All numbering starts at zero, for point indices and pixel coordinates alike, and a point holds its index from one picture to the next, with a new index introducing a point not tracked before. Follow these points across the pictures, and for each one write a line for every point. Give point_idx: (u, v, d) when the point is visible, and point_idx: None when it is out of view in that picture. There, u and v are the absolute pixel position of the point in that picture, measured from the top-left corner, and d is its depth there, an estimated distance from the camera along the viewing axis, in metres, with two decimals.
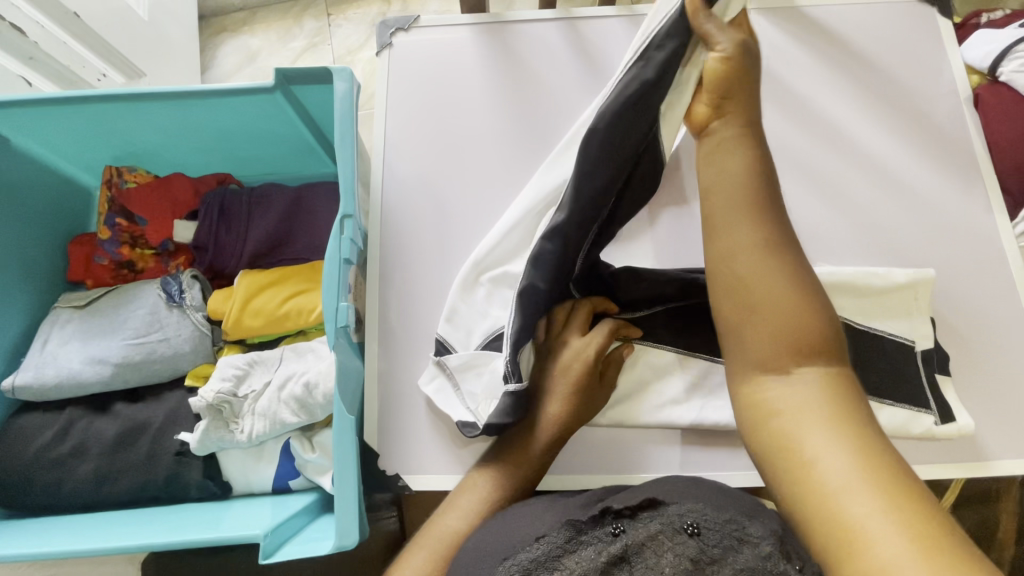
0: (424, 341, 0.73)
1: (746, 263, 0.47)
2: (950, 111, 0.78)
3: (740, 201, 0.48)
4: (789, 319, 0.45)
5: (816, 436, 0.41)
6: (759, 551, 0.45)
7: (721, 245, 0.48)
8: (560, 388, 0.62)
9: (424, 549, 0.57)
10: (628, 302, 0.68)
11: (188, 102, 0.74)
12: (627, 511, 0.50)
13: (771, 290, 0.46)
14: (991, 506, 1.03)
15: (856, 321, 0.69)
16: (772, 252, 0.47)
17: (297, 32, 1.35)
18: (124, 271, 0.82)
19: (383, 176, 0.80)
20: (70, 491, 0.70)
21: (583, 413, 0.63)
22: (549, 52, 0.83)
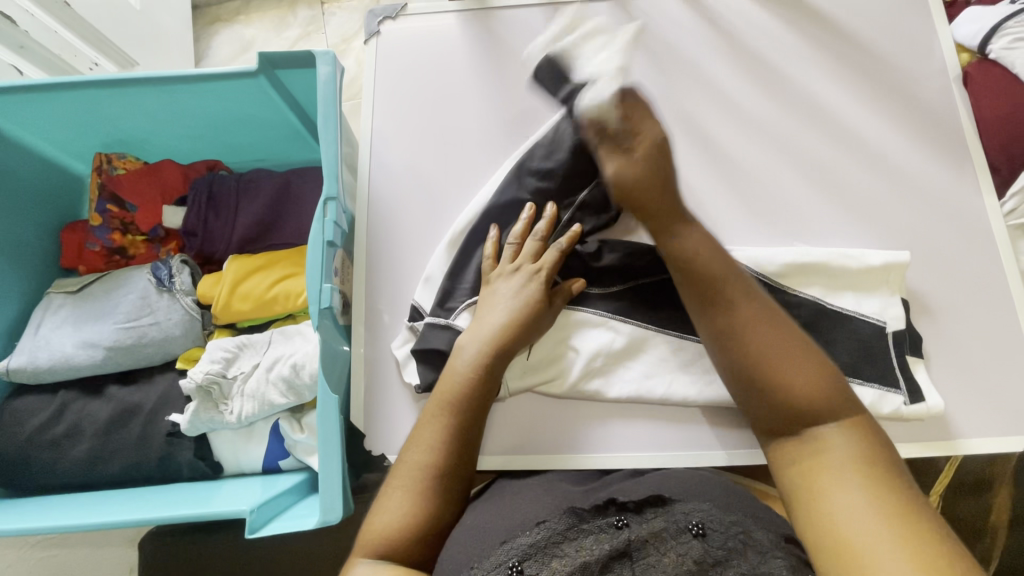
0: (401, 313, 0.74)
1: (760, 339, 0.53)
2: (939, 90, 0.77)
3: (730, 290, 0.57)
4: (804, 386, 0.50)
5: (845, 487, 0.44)
6: (762, 558, 0.46)
7: (726, 323, 0.55)
8: (510, 302, 0.65)
9: (399, 489, 0.56)
10: (601, 273, 0.71)
11: (174, 87, 0.75)
12: (631, 505, 0.53)
13: (783, 363, 0.51)
14: (984, 493, 1.03)
15: (828, 302, 0.69)
16: (781, 330, 0.53)
17: (291, 21, 1.35)
18: (116, 257, 0.83)
19: (369, 162, 0.80)
20: (64, 471, 0.71)
21: (535, 330, 0.65)
22: (535, 36, 0.83)
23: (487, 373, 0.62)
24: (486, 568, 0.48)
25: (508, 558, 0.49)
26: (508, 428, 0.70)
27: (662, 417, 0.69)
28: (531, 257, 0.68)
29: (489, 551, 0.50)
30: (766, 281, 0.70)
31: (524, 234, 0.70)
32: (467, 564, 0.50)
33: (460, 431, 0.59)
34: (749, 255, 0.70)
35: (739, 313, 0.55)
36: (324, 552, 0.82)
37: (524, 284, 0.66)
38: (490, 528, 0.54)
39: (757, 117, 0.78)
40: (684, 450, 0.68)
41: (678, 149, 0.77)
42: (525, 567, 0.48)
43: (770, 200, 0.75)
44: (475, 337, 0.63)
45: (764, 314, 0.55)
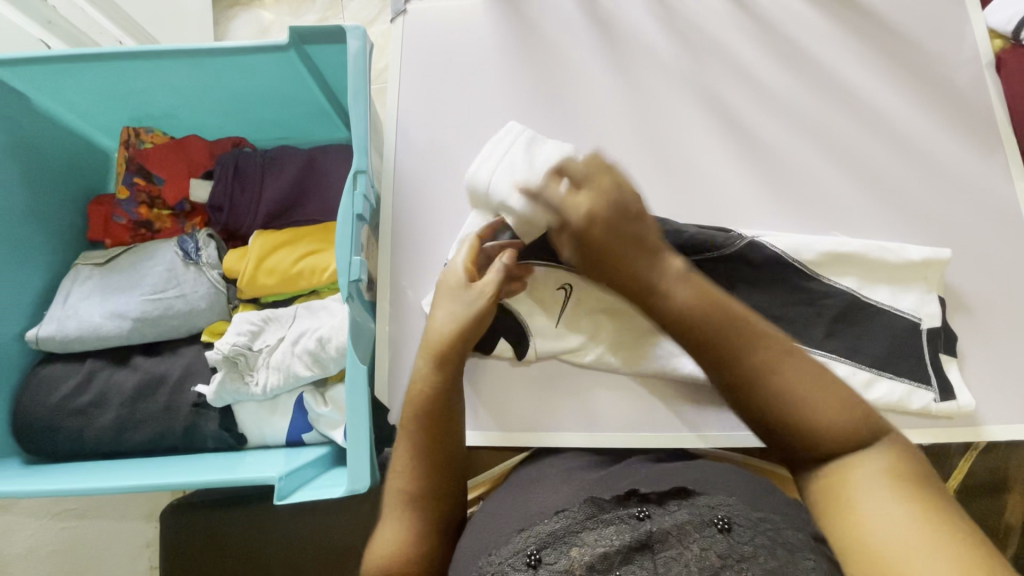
0: (426, 288, 0.74)
1: (792, 378, 0.45)
2: (972, 78, 0.77)
3: (718, 321, 0.49)
4: (829, 411, 0.44)
5: (870, 493, 0.41)
6: (793, 560, 0.43)
7: (733, 373, 0.47)
8: (443, 295, 0.62)
9: (390, 515, 0.55)
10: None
11: (204, 60, 0.75)
12: (654, 498, 0.52)
13: (800, 403, 0.44)
14: (999, 494, 1.02)
15: (862, 293, 0.69)
16: (787, 358, 0.46)
17: (310, 5, 1.35)
18: (142, 230, 0.84)
19: (396, 140, 0.80)
20: (93, 439, 0.72)
21: (474, 318, 0.60)
22: (561, 18, 0.83)
23: (437, 376, 0.58)
24: (504, 554, 0.48)
25: (527, 545, 0.48)
26: (532, 404, 0.70)
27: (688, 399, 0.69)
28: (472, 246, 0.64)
29: (507, 540, 0.50)
30: (802, 268, 0.69)
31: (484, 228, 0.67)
32: (484, 553, 0.50)
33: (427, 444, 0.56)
34: (785, 241, 0.69)
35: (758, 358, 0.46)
36: (343, 528, 0.82)
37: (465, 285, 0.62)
38: (508, 520, 0.53)
39: (786, 102, 0.77)
40: (707, 432, 0.68)
41: (706, 133, 0.77)
42: (543, 555, 0.47)
43: (798, 186, 0.74)
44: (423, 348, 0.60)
45: (778, 349, 0.47)
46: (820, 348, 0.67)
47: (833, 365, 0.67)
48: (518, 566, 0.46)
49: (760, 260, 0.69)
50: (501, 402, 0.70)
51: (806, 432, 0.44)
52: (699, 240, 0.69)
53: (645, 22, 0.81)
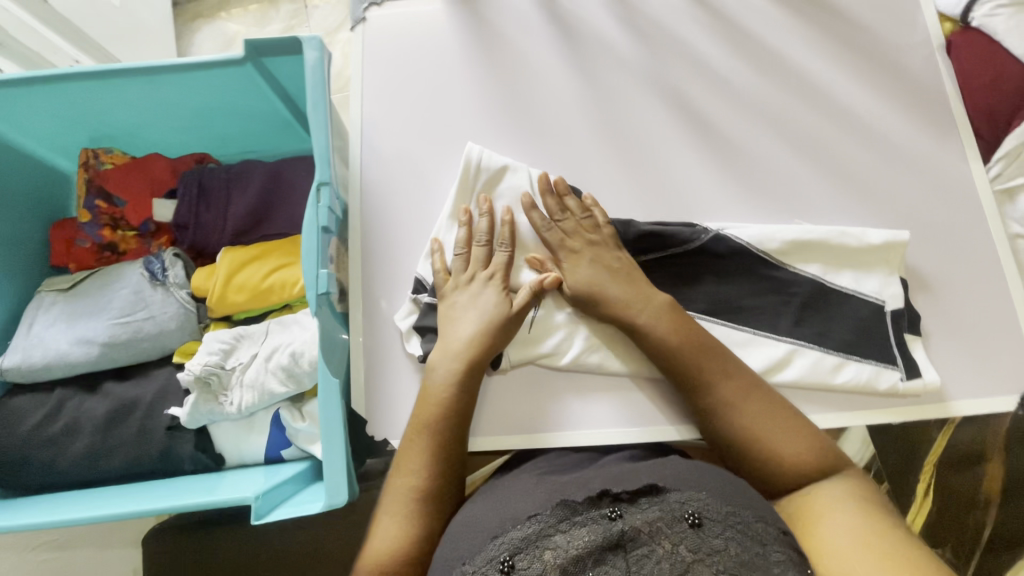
0: (397, 292, 0.74)
1: (747, 414, 0.60)
2: (925, 60, 0.78)
3: (709, 365, 0.62)
4: (787, 442, 0.58)
5: (839, 511, 0.52)
6: (761, 551, 0.46)
7: (714, 402, 0.61)
8: (471, 312, 0.67)
9: (394, 514, 0.58)
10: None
11: (160, 77, 0.74)
12: (626, 496, 0.51)
13: (767, 421, 0.59)
14: (980, 463, 1.03)
15: (827, 280, 0.70)
16: (763, 400, 0.61)
17: (273, 15, 1.33)
18: (107, 253, 0.82)
19: (361, 148, 0.80)
20: (65, 469, 0.71)
21: (502, 337, 0.66)
22: (522, 19, 0.83)
23: (463, 385, 0.63)
24: (478, 563, 0.48)
25: (501, 554, 0.48)
26: (515, 411, 0.70)
27: (666, 389, 0.69)
28: (502, 269, 0.70)
29: (481, 547, 0.50)
30: (764, 256, 0.70)
31: (469, 241, 0.71)
32: (461, 559, 0.51)
33: (442, 446, 0.61)
34: (748, 232, 0.70)
35: (729, 390, 0.61)
36: (330, 541, 0.82)
37: (485, 292, 0.68)
38: (484, 524, 0.53)
39: (747, 94, 0.78)
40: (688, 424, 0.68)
41: (669, 127, 0.77)
42: (516, 561, 0.47)
43: (761, 175, 0.76)
44: (445, 353, 0.65)
45: (746, 388, 0.61)
46: (788, 335, 0.69)
47: (802, 352, 0.68)
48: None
49: (723, 251, 0.70)
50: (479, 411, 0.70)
51: (772, 450, 0.58)
52: (665, 235, 0.70)
53: (605, 21, 0.82)
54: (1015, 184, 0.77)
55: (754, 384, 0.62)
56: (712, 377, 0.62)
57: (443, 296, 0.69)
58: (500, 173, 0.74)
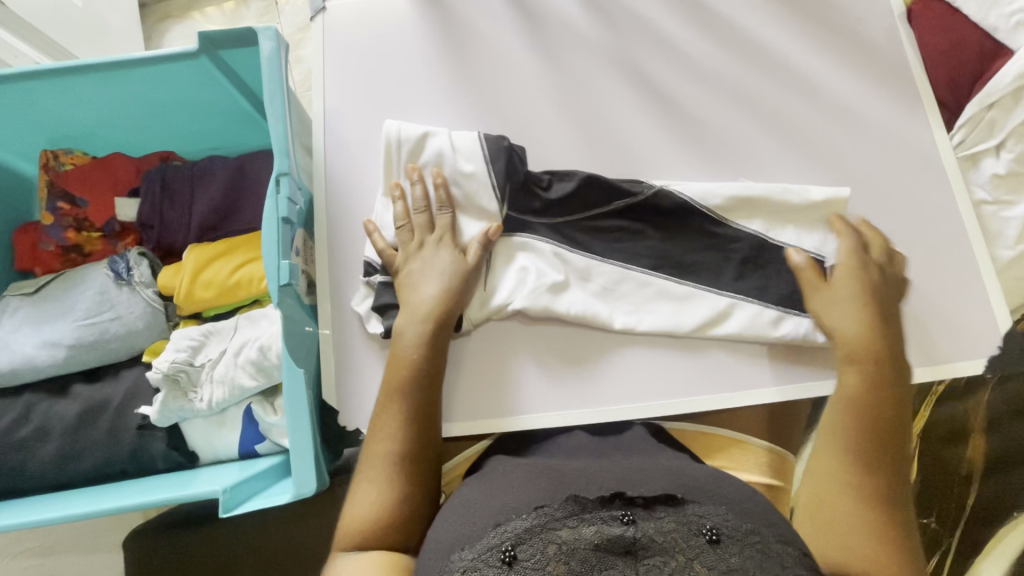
0: (354, 273, 0.74)
1: (867, 493, 0.55)
2: (887, 30, 0.78)
3: (869, 431, 0.58)
4: (879, 538, 0.52)
5: None
6: (780, 571, 0.44)
7: (854, 457, 0.57)
8: (432, 272, 0.67)
9: (371, 483, 0.56)
10: (554, 209, 0.72)
11: (116, 74, 0.73)
12: (640, 501, 0.49)
13: (875, 508, 0.54)
14: (959, 443, 1.01)
15: (770, 236, 0.71)
16: (889, 504, 0.54)
17: (244, 13, 1.31)
18: (73, 255, 0.81)
19: (325, 139, 0.79)
20: (35, 472, 0.70)
21: (459, 294, 0.66)
22: (484, 4, 0.82)
23: (428, 339, 0.63)
24: (477, 550, 0.46)
25: (500, 544, 0.46)
26: (489, 393, 0.70)
27: (636, 367, 0.70)
28: (451, 230, 0.69)
29: (481, 534, 0.48)
30: (708, 213, 0.71)
31: (407, 213, 0.70)
32: (458, 545, 0.48)
33: (416, 407, 0.60)
34: (692, 187, 0.71)
35: (876, 468, 0.56)
36: (309, 535, 0.82)
37: (439, 253, 0.68)
38: (479, 515, 0.51)
39: (710, 70, 0.78)
40: (655, 402, 0.69)
41: (633, 106, 0.77)
42: (518, 551, 0.45)
43: (726, 151, 0.76)
44: (413, 315, 0.64)
45: (888, 484, 0.56)
46: (729, 289, 0.70)
47: (742, 305, 0.69)
48: (492, 564, 0.44)
49: (670, 206, 0.71)
50: (451, 394, 0.69)
51: (855, 527, 0.53)
52: (611, 190, 0.71)
53: (567, 3, 0.81)
54: (977, 150, 0.76)
55: (896, 488, 0.56)
56: (875, 456, 0.57)
57: (400, 262, 0.69)
58: (421, 141, 0.72)
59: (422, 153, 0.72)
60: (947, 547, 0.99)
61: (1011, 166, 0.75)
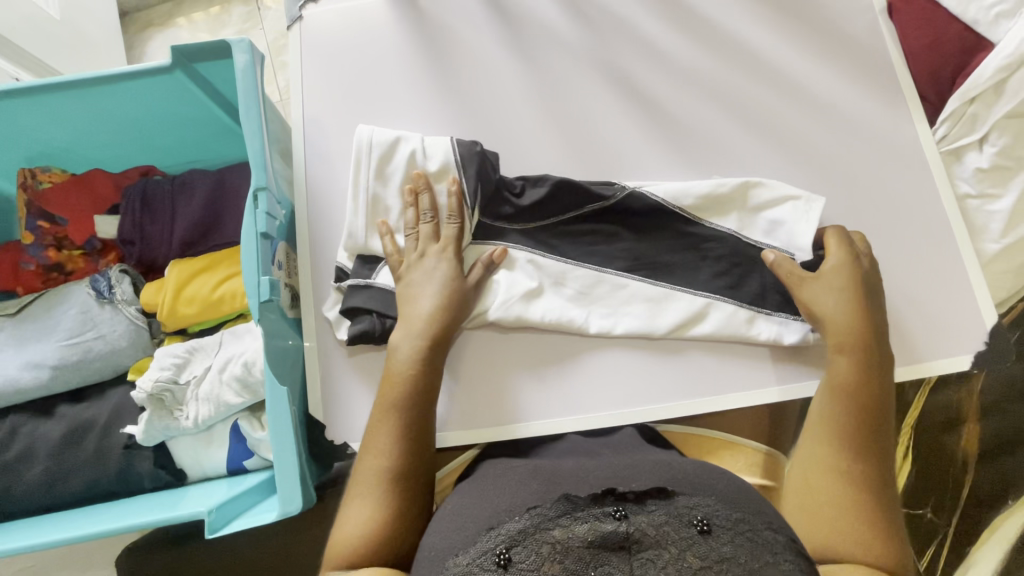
0: (326, 281, 0.74)
1: (850, 468, 0.55)
2: (868, 25, 0.78)
3: (856, 409, 0.58)
4: (857, 513, 0.52)
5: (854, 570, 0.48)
6: (773, 560, 0.44)
7: (837, 432, 0.57)
8: (431, 286, 0.66)
9: (360, 499, 0.55)
10: (526, 211, 0.71)
11: (89, 91, 0.72)
12: (631, 496, 0.49)
13: (856, 484, 0.54)
14: (955, 426, 1.01)
15: (743, 236, 0.71)
16: (871, 479, 0.54)
17: (227, 19, 1.28)
18: (54, 274, 0.80)
19: (304, 150, 0.78)
20: (21, 495, 0.70)
21: (457, 311, 0.66)
22: (464, 8, 0.81)
23: (425, 358, 0.62)
24: (471, 555, 0.45)
25: (495, 547, 0.45)
26: (479, 401, 0.69)
27: (624, 371, 0.70)
28: (455, 243, 0.68)
29: (475, 539, 0.47)
30: (681, 213, 0.71)
31: (416, 219, 0.70)
32: (451, 551, 0.47)
33: (410, 425, 0.59)
34: (664, 188, 0.71)
35: (860, 444, 0.56)
36: (302, 547, 0.82)
37: (439, 264, 0.67)
38: (472, 517, 0.50)
39: (691, 70, 0.77)
40: (643, 406, 0.69)
41: (613, 109, 0.77)
42: (513, 554, 0.44)
43: (708, 151, 0.75)
44: (408, 331, 0.63)
45: (871, 461, 0.55)
46: (704, 288, 0.70)
47: (717, 304, 0.70)
48: (487, 568, 0.44)
49: (642, 208, 0.71)
50: (449, 403, 0.69)
51: (833, 502, 0.53)
52: (583, 194, 0.71)
53: (546, 5, 0.80)
54: (961, 144, 0.76)
55: (880, 464, 0.55)
56: (869, 442, 0.56)
57: (403, 272, 0.68)
58: (391, 149, 0.71)
59: (393, 160, 0.71)
60: (945, 535, 0.99)
61: (994, 160, 0.75)
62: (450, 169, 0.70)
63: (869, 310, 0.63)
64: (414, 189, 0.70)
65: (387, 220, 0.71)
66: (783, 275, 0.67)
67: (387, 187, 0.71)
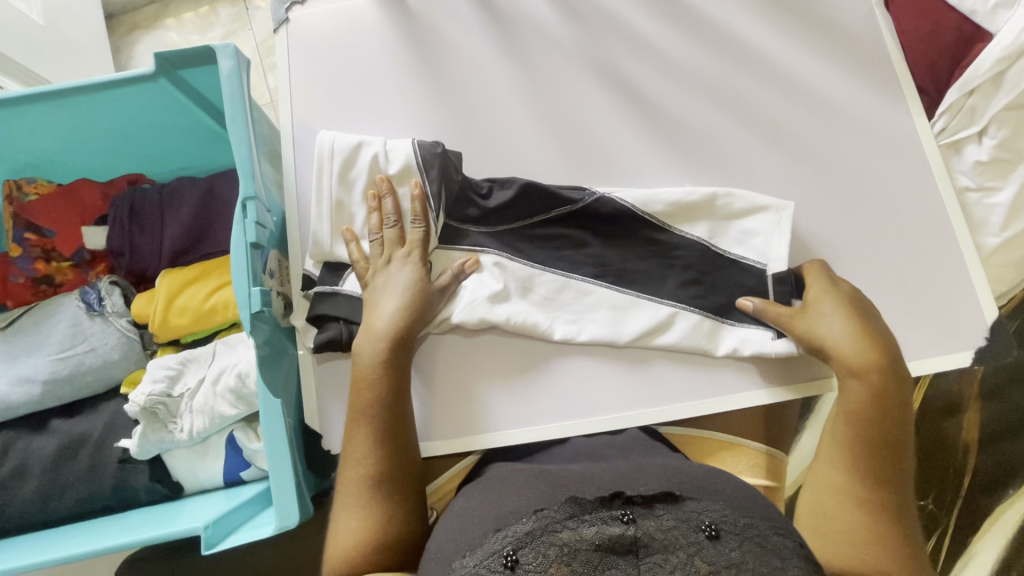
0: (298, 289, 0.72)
1: (865, 491, 0.55)
2: (865, 17, 0.76)
3: (867, 434, 0.57)
4: (869, 535, 0.53)
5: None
6: (781, 565, 0.43)
7: (846, 456, 0.57)
8: (393, 289, 0.65)
9: (352, 508, 0.55)
10: (491, 213, 0.71)
11: (72, 100, 0.71)
12: (639, 499, 0.48)
13: (871, 507, 0.54)
14: (955, 415, 1.00)
15: (712, 243, 0.71)
16: (884, 502, 0.54)
17: (215, 19, 1.26)
18: (44, 287, 0.79)
19: (294, 155, 0.76)
20: (17, 512, 0.69)
21: (423, 312, 0.65)
22: (454, 7, 0.79)
23: (394, 359, 0.61)
24: (478, 557, 0.45)
25: (503, 547, 0.44)
26: (472, 407, 0.68)
27: (623, 374, 0.69)
28: (420, 247, 0.67)
29: (482, 540, 0.46)
30: (648, 217, 0.70)
31: (381, 225, 0.69)
32: (458, 553, 0.46)
33: (387, 429, 0.58)
34: (633, 194, 0.70)
35: (876, 468, 0.56)
36: (302, 554, 0.82)
37: (403, 268, 0.66)
38: (477, 519, 0.49)
39: (685, 66, 0.76)
40: (644, 409, 0.68)
41: (607, 106, 0.75)
42: (520, 555, 0.43)
43: (703, 149, 0.74)
44: (371, 333, 0.62)
45: (886, 484, 0.55)
46: (672, 296, 0.69)
47: (682, 314, 0.68)
48: (494, 570, 0.43)
49: (609, 213, 0.71)
50: (435, 408, 0.69)
51: (846, 525, 0.54)
52: (550, 197, 0.70)
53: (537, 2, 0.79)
54: (960, 137, 0.75)
55: (894, 485, 0.55)
56: (882, 465, 0.56)
57: (366, 279, 0.67)
58: (353, 153, 0.70)
59: (356, 164, 0.70)
60: (945, 526, 0.99)
61: (994, 153, 0.74)
62: (410, 171, 0.69)
63: (872, 332, 0.61)
64: (377, 194, 0.69)
65: (354, 228, 0.70)
66: (772, 319, 0.66)
67: (351, 193, 0.70)
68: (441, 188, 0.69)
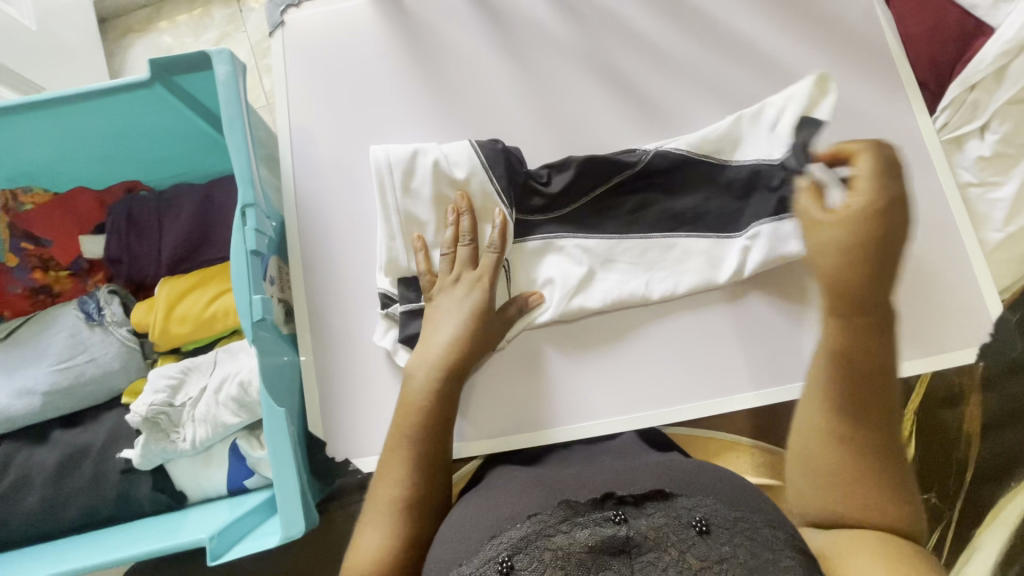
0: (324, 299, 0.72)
1: (852, 428, 0.49)
2: (866, 12, 0.76)
3: (860, 363, 0.50)
4: (862, 475, 0.47)
5: (871, 545, 0.43)
6: (772, 557, 0.42)
7: (830, 392, 0.50)
8: (454, 313, 0.63)
9: (377, 528, 0.53)
10: (556, 198, 0.70)
11: (66, 108, 0.70)
12: (630, 498, 0.48)
13: (858, 442, 0.48)
14: (957, 406, 1.00)
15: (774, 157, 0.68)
16: (872, 434, 0.48)
17: (208, 22, 1.24)
18: (42, 297, 0.79)
19: (293, 160, 0.76)
20: (20, 525, 0.69)
21: (483, 341, 0.63)
22: (451, 7, 0.79)
23: (445, 389, 0.59)
24: (473, 565, 0.44)
25: (497, 555, 0.44)
26: (497, 412, 0.69)
27: (628, 375, 0.69)
28: (490, 272, 0.65)
29: (477, 548, 0.46)
30: (705, 158, 0.69)
31: (454, 241, 0.67)
32: (455, 562, 0.46)
33: (428, 453, 0.56)
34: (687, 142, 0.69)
35: (865, 399, 0.49)
36: (310, 558, 0.82)
37: (469, 292, 0.64)
38: (475, 526, 0.49)
39: (686, 65, 0.75)
40: (649, 411, 0.68)
41: (608, 106, 0.75)
42: (516, 561, 0.43)
43: None
44: (423, 357, 0.60)
45: (874, 415, 0.49)
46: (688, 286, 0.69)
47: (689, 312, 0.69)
48: None
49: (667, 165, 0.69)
50: (464, 414, 0.69)
51: (831, 468, 0.48)
52: (609, 165, 0.69)
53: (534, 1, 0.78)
54: (963, 131, 0.75)
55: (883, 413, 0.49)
56: (868, 394, 0.49)
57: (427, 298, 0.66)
58: (412, 163, 0.68)
59: (417, 175, 0.68)
60: (950, 517, 0.99)
61: (996, 148, 0.74)
62: (480, 181, 0.68)
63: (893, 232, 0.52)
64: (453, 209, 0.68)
65: (425, 236, 0.69)
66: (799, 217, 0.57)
67: (418, 202, 0.68)
68: (510, 177, 0.69)
